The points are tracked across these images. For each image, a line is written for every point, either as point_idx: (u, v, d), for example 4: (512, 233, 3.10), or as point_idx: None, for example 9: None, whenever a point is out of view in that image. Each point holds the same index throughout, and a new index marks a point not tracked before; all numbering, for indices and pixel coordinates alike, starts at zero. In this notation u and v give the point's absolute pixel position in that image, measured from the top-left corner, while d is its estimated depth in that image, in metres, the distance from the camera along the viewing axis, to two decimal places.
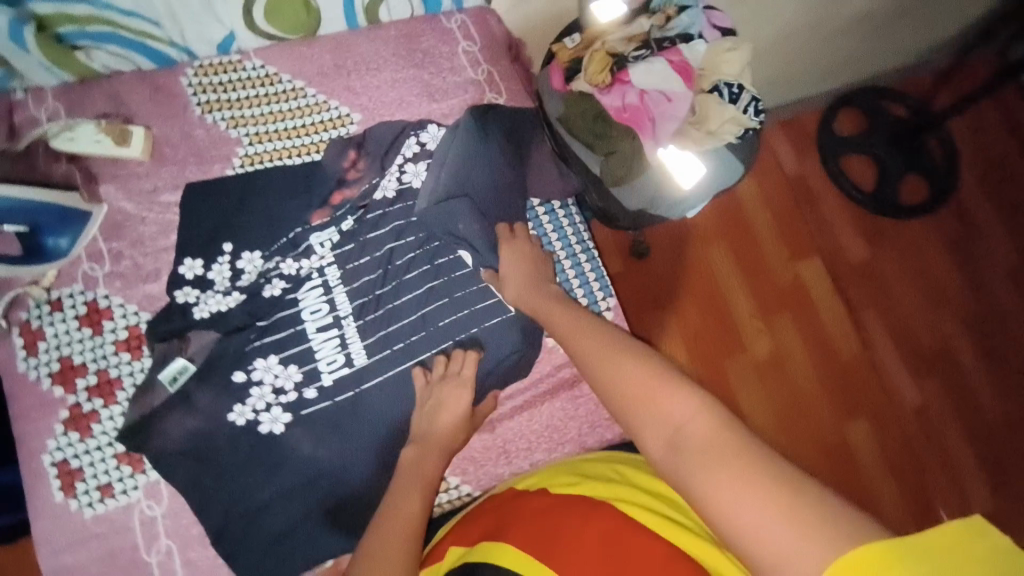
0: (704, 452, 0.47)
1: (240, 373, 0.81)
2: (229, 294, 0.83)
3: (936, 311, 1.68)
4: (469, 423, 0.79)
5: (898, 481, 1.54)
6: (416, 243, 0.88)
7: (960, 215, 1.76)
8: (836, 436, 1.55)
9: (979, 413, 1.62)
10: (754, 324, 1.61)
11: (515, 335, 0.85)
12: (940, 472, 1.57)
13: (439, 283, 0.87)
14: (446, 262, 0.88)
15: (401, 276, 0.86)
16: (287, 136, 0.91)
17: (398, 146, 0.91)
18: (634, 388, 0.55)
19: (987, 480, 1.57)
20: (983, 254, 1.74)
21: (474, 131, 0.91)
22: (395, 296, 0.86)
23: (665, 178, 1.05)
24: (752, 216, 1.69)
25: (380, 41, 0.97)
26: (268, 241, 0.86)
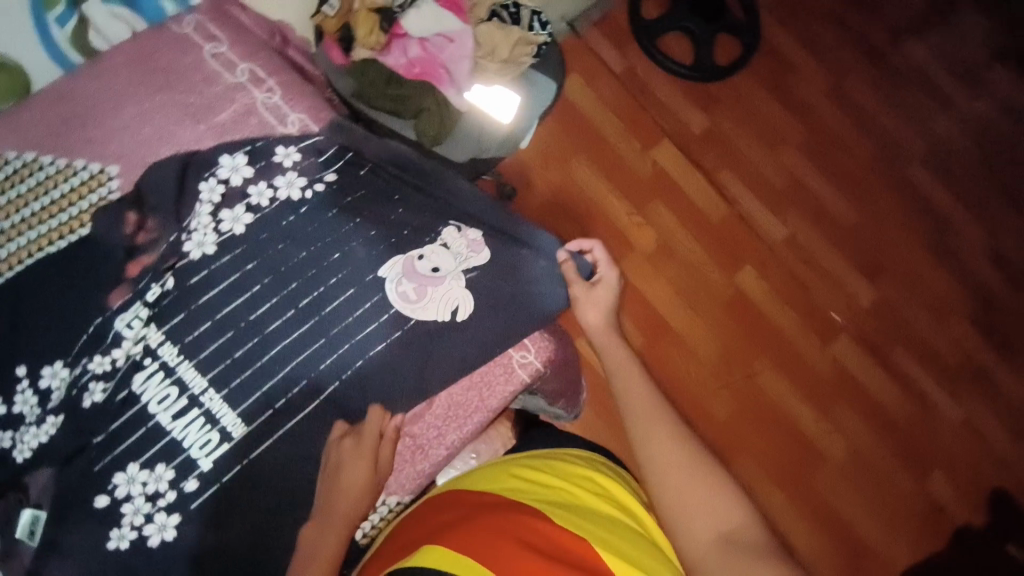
0: (749, 549, 0.69)
1: (102, 497, 0.70)
2: (44, 422, 0.72)
3: (776, 150, 1.81)
4: (373, 483, 0.76)
5: (792, 308, 1.70)
6: (267, 290, 0.78)
7: (772, 56, 1.85)
8: (732, 291, 1.69)
9: (840, 223, 1.78)
10: (632, 221, 1.69)
11: (404, 350, 0.80)
12: (825, 286, 1.73)
13: (312, 325, 0.78)
14: (313, 300, 0.78)
15: (264, 328, 0.77)
16: (40, 221, 0.77)
17: (190, 189, 0.79)
18: (700, 489, 0.76)
19: (862, 274, 1.75)
20: (800, 84, 1.85)
21: (307, 161, 0.83)
22: (264, 351, 0.76)
23: (484, 118, 1.04)
24: (597, 121, 1.72)
25: (108, 75, 0.82)
26: (67, 346, 0.74)
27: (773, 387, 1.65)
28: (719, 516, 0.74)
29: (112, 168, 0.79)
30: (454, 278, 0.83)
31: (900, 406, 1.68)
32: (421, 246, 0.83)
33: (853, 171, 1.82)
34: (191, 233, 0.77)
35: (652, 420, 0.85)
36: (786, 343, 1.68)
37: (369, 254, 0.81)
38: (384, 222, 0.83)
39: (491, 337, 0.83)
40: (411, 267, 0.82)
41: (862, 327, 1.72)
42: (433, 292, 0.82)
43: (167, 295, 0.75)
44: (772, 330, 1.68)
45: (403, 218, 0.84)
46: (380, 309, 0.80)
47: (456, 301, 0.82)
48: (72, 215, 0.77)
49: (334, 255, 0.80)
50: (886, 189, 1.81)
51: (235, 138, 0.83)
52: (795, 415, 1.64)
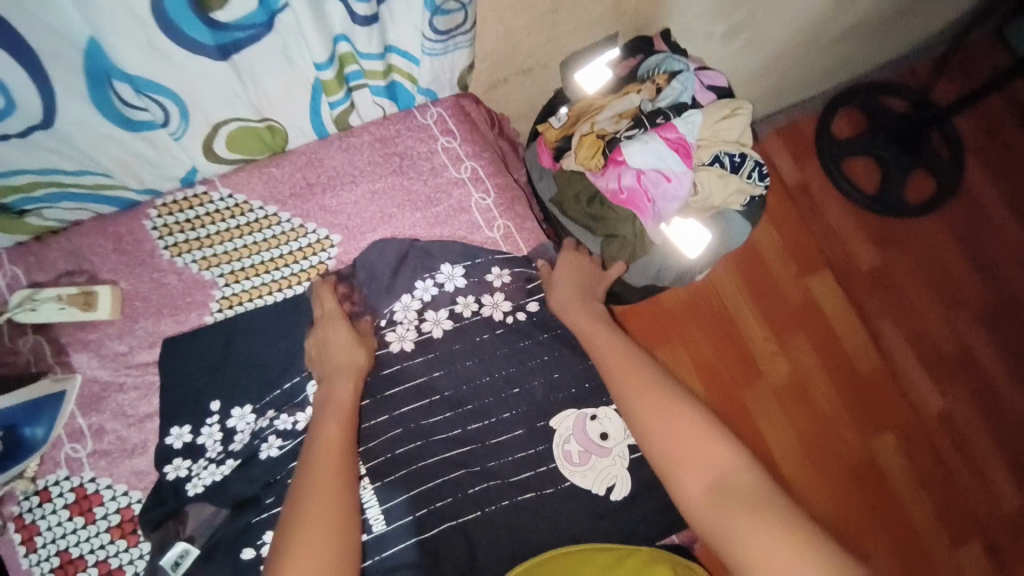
0: (743, 496, 0.65)
1: (249, 548, 0.74)
2: (223, 462, 0.78)
3: (953, 314, 1.67)
4: (361, 346, 0.79)
5: (929, 495, 1.53)
6: (444, 402, 0.84)
7: (968, 205, 1.76)
8: (864, 456, 1.54)
9: (1005, 414, 1.62)
10: (767, 347, 1.58)
11: (551, 490, 0.83)
12: (973, 480, 1.56)
13: (472, 448, 0.83)
14: (480, 428, 0.84)
15: (430, 435, 0.82)
16: (266, 270, 0.85)
17: (404, 283, 0.86)
18: (683, 432, 0.71)
19: (1018, 475, 1.58)
20: (994, 246, 1.73)
21: (519, 283, 0.89)
22: (423, 457, 0.82)
23: (671, 251, 1.01)
24: (761, 241, 1.66)
25: (353, 150, 0.90)
26: (259, 395, 0.81)
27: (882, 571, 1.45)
28: (706, 459, 0.69)
29: (337, 238, 0.88)
30: (617, 452, 0.84)
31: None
32: (596, 405, 0.86)
33: None
34: (397, 326, 0.85)
35: (629, 374, 0.77)
36: (909, 531, 1.49)
37: (547, 397, 0.86)
38: (569, 368, 0.87)
39: (640, 520, 0.83)
40: (582, 427, 0.85)
41: (995, 534, 1.53)
42: (595, 462, 0.84)
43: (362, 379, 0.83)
44: (893, 506, 1.51)
45: (586, 373, 0.87)
46: (538, 461, 0.83)
47: (613, 477, 0.84)
48: (294, 274, 0.86)
49: (514, 388, 0.85)
50: None
51: (443, 232, 0.90)
52: None
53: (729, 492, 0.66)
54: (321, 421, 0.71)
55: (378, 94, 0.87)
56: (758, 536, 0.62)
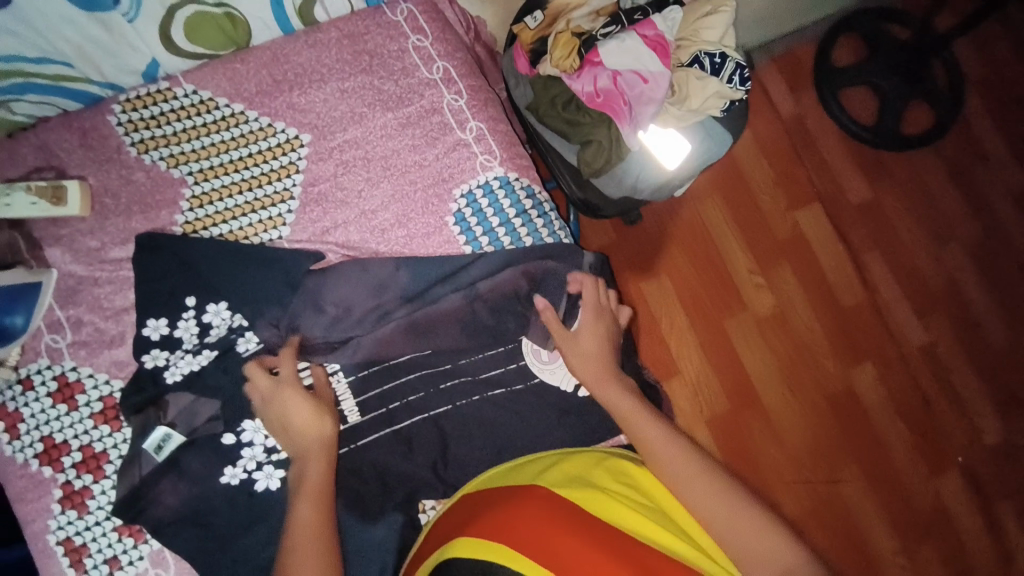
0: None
1: (229, 434, 0.80)
2: (199, 353, 0.81)
3: (938, 243, 1.67)
4: (323, 409, 0.77)
5: (903, 420, 1.58)
6: (409, 302, 0.84)
7: (963, 136, 1.73)
8: (841, 383, 1.57)
9: (985, 345, 1.65)
10: (751, 278, 1.59)
11: (520, 386, 0.85)
12: (948, 406, 1.60)
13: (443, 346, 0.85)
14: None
15: None
16: (235, 169, 0.85)
17: (373, 178, 0.87)
18: (747, 529, 0.68)
19: (994, 405, 1.62)
20: (986, 178, 1.72)
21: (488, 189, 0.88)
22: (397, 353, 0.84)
23: (648, 160, 0.98)
24: (750, 170, 1.64)
25: (321, 47, 0.87)
26: (233, 292, 0.82)
27: (856, 499, 1.52)
28: (773, 557, 0.66)
29: (307, 138, 0.86)
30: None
31: (980, 552, 1.53)
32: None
33: (1019, 292, 1.68)
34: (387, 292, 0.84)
35: (688, 476, 0.72)
36: (884, 459, 1.55)
37: (511, 295, 0.84)
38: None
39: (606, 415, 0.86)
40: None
41: (967, 457, 1.58)
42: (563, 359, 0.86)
43: None
44: (872, 440, 1.56)
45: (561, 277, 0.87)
46: (509, 358, 0.86)
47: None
48: (264, 172, 0.85)
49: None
50: None
51: (415, 133, 0.88)
52: (863, 524, 1.51)
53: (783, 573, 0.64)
54: (298, 498, 0.71)
55: None
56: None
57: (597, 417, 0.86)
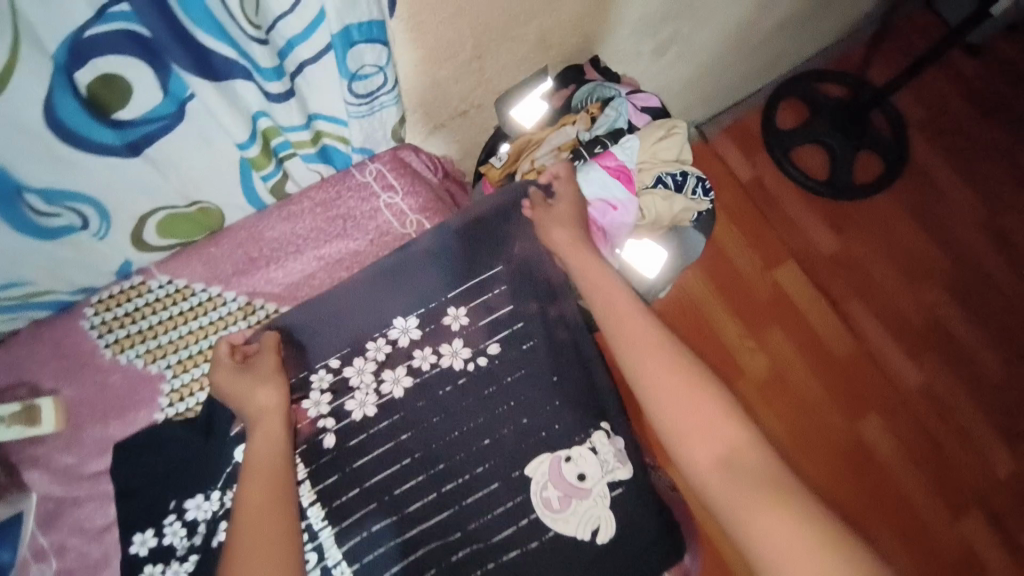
0: (754, 480, 0.68)
1: None
2: (187, 560, 0.74)
3: (915, 285, 1.71)
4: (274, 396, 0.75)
5: (922, 470, 1.54)
6: (418, 466, 0.82)
7: (915, 178, 1.81)
8: (851, 438, 1.55)
9: (981, 379, 1.65)
10: (744, 344, 1.59)
11: (533, 543, 0.81)
12: (960, 447, 1.58)
13: (451, 513, 0.81)
14: (454, 489, 0.82)
15: (405, 507, 0.80)
16: (213, 355, 0.83)
17: (357, 345, 0.85)
18: (692, 418, 0.73)
19: (1003, 437, 1.61)
20: (944, 213, 1.78)
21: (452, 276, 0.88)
22: (403, 529, 0.79)
23: (631, 274, 1.01)
24: (723, 238, 1.69)
25: (294, 218, 0.88)
26: (207, 482, 0.76)
27: (892, 559, 1.45)
28: (712, 442, 0.72)
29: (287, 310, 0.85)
30: (598, 492, 0.84)
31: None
32: (571, 445, 0.85)
33: (999, 319, 1.71)
34: (355, 392, 0.83)
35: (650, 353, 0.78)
36: (908, 508, 1.51)
37: (518, 445, 0.84)
38: (539, 413, 0.85)
39: (628, 555, 0.82)
40: (558, 470, 0.84)
41: (990, 498, 1.55)
42: (576, 505, 0.83)
43: (326, 454, 0.80)
44: (893, 492, 1.51)
45: (556, 390, 0.87)
46: (518, 514, 0.82)
47: (596, 519, 0.83)
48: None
49: (485, 440, 0.83)
50: None
51: (393, 289, 0.88)
52: None
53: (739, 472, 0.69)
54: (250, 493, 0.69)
55: (312, 160, 0.86)
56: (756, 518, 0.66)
57: (618, 562, 0.82)
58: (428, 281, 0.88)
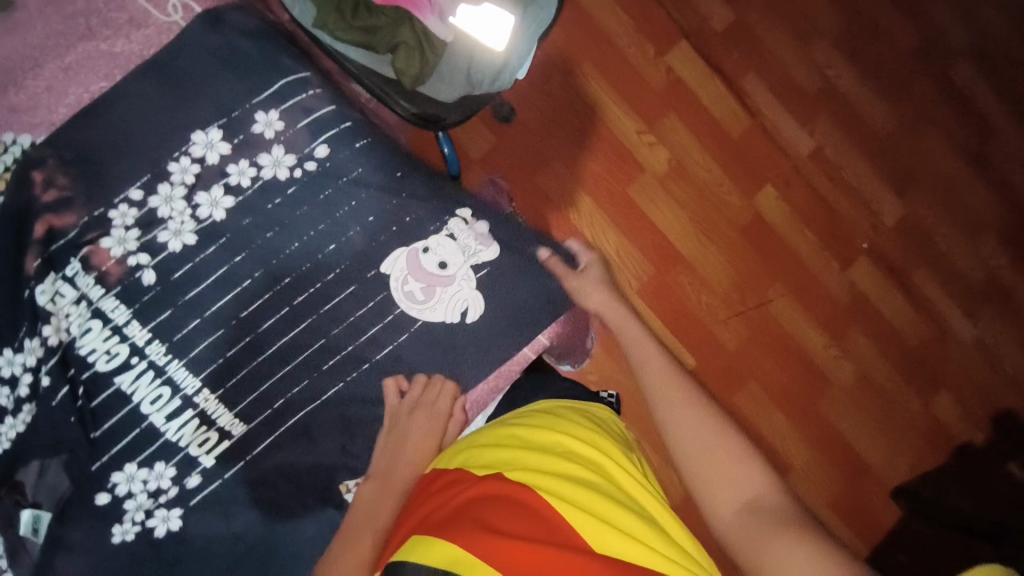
0: (776, 519, 0.58)
1: (103, 494, 0.70)
2: (20, 412, 0.70)
3: (808, 48, 1.56)
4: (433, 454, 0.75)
5: (816, 233, 1.52)
6: (261, 286, 0.74)
7: None
8: (747, 213, 1.49)
9: (875, 133, 1.58)
10: (642, 139, 1.45)
11: (402, 337, 0.78)
12: (851, 203, 1.55)
13: (309, 324, 0.76)
14: (307, 299, 0.76)
15: (259, 326, 0.74)
16: None
17: (157, 170, 0.73)
18: (707, 441, 0.64)
19: (892, 188, 1.58)
20: None
21: (247, 80, 0.75)
22: (260, 350, 0.74)
23: (471, 46, 0.87)
24: (606, 23, 1.45)
25: (25, 28, 0.73)
26: (10, 333, 0.70)
27: (788, 315, 1.48)
28: (737, 479, 0.62)
29: (45, 140, 0.71)
30: (462, 276, 0.79)
31: (917, 332, 1.54)
32: (426, 236, 0.79)
33: (893, 69, 1.60)
34: (167, 223, 0.72)
35: (671, 390, 0.70)
36: (803, 270, 1.50)
37: (369, 245, 0.77)
38: (384, 209, 0.77)
39: (507, 332, 0.81)
40: (416, 262, 0.78)
41: (880, 245, 1.55)
42: (441, 293, 0.78)
43: (150, 291, 0.72)
44: (789, 256, 1.50)
45: (400, 184, 0.79)
46: (384, 311, 0.77)
47: (464, 302, 0.79)
48: (3, 205, 0.70)
49: (330, 247, 0.76)
50: (927, 90, 1.61)
51: (174, 95, 0.73)
52: (801, 339, 1.48)
53: (762, 512, 0.59)
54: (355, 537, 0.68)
55: None
56: (786, 561, 0.55)
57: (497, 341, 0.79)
58: (223, 83, 0.74)
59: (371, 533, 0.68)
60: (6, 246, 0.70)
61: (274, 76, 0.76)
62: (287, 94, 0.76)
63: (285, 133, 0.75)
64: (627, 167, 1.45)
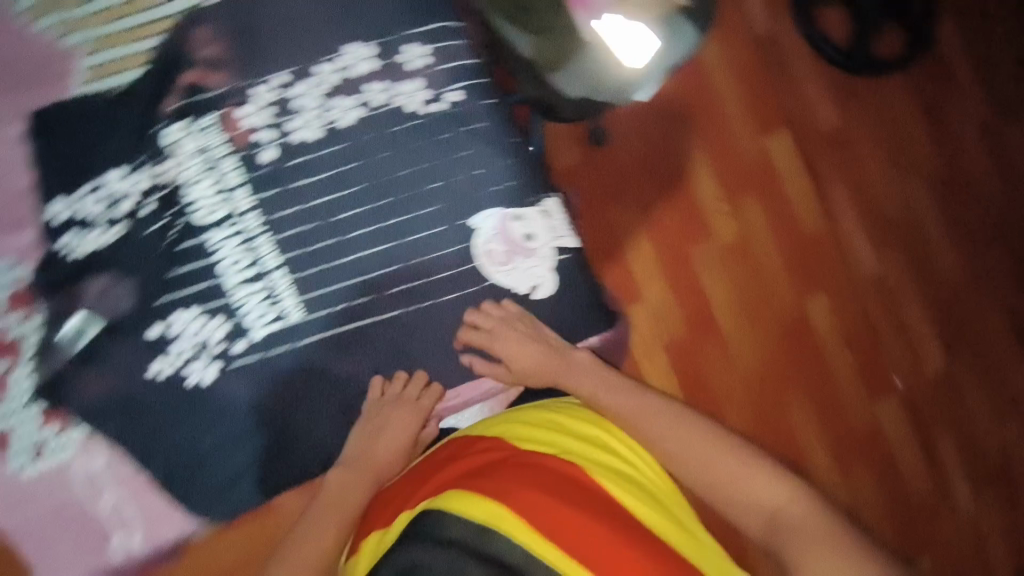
0: (799, 530, 0.64)
1: (156, 327, 0.76)
2: (114, 226, 0.75)
3: (902, 174, 1.59)
4: (407, 445, 0.81)
5: (853, 354, 1.50)
6: (362, 197, 0.79)
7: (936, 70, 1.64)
8: (796, 311, 1.48)
9: (940, 282, 1.58)
10: (718, 206, 1.45)
11: (469, 287, 0.82)
12: (896, 336, 1.55)
13: (392, 246, 0.80)
14: (401, 222, 0.80)
15: (347, 232, 0.79)
16: (131, 40, 0.78)
17: (304, 66, 0.78)
18: (712, 457, 0.71)
19: (940, 339, 1.57)
20: (955, 112, 1.64)
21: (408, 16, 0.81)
22: (340, 255, 0.78)
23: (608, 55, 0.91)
24: (719, 90, 1.48)
25: None
26: (133, 156, 0.76)
27: (802, 425, 1.46)
28: (752, 490, 0.68)
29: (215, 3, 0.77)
30: (543, 253, 0.84)
31: (921, 489, 1.50)
32: (522, 206, 0.83)
33: (975, 228, 1.62)
34: (299, 114, 0.78)
35: (669, 423, 0.75)
36: (830, 384, 1.48)
37: (468, 195, 0.81)
38: (494, 165, 0.82)
39: (557, 317, 0.85)
40: (506, 227, 0.82)
41: (914, 393, 1.54)
42: (519, 261, 0.83)
43: (264, 167, 0.77)
44: (821, 368, 1.48)
45: (513, 149, 0.84)
46: (461, 259, 0.81)
47: (538, 278, 0.84)
48: (162, 44, 0.77)
49: (434, 183, 0.80)
50: (1001, 260, 1.62)
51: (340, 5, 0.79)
52: (807, 450, 1.45)
53: (781, 522, 0.66)
54: (326, 511, 0.74)
55: None
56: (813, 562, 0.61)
57: (519, 346, 0.80)
58: (386, 9, 0.80)
59: (335, 521, 0.73)
60: (156, 85, 0.77)
61: (432, 19, 0.82)
62: (440, 37, 0.82)
63: (426, 69, 0.81)
64: (694, 228, 1.44)
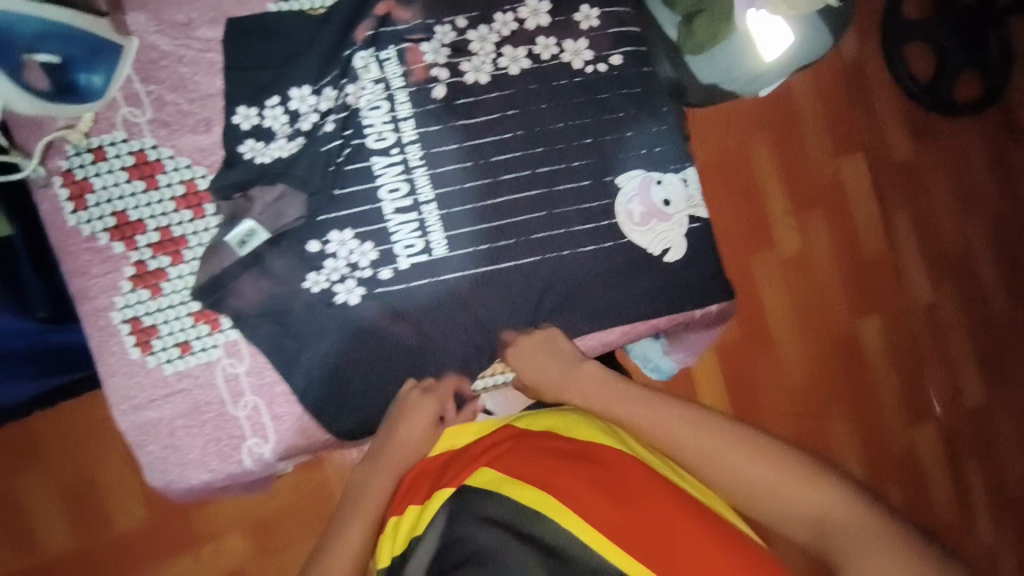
0: (849, 534, 0.66)
1: (315, 242, 0.79)
2: (291, 140, 0.80)
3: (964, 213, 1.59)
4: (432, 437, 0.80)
5: (900, 377, 1.53)
6: (517, 145, 0.83)
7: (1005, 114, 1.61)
8: (847, 329, 1.50)
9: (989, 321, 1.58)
10: (786, 220, 1.46)
11: (606, 241, 0.85)
12: (940, 365, 1.57)
13: (540, 193, 0.83)
14: (552, 171, 0.84)
15: (499, 175, 0.82)
16: None
17: (485, 12, 0.83)
18: (751, 477, 0.71)
19: (981, 376, 1.57)
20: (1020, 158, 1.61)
21: None
22: (492, 195, 0.82)
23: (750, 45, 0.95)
24: (802, 112, 1.48)
25: None
26: (317, 74, 0.80)
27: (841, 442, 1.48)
28: (796, 500, 0.69)
29: None
30: (677, 219, 0.87)
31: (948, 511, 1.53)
32: (663, 171, 0.87)
33: None
34: (473, 56, 0.82)
35: (698, 440, 0.74)
36: (873, 403, 1.51)
37: (617, 154, 0.85)
38: (642, 128, 0.86)
39: (684, 282, 0.88)
40: (646, 189, 0.86)
41: (950, 424, 1.56)
42: (655, 224, 0.86)
43: (434, 102, 0.81)
44: (867, 388, 1.51)
45: (665, 118, 0.88)
46: (603, 214, 0.85)
47: (668, 241, 0.87)
48: None
49: (586, 139, 0.84)
50: None
51: None
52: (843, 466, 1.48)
53: (829, 530, 0.67)
54: (351, 520, 0.75)
55: None
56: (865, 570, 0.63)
57: (534, 359, 0.81)
58: None
59: (364, 522, 0.74)
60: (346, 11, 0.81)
61: None
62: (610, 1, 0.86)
63: (595, 28, 0.85)
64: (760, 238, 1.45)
